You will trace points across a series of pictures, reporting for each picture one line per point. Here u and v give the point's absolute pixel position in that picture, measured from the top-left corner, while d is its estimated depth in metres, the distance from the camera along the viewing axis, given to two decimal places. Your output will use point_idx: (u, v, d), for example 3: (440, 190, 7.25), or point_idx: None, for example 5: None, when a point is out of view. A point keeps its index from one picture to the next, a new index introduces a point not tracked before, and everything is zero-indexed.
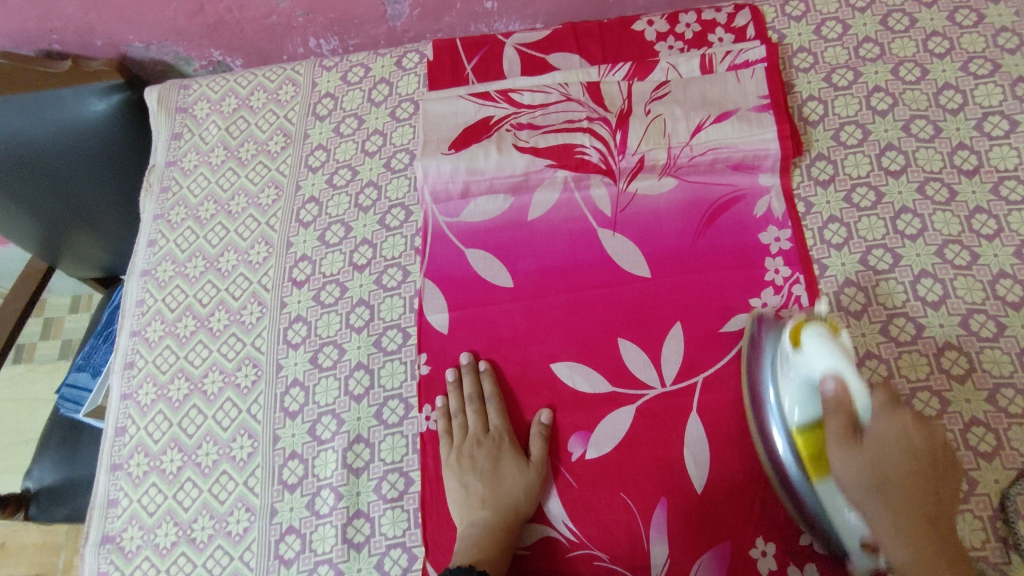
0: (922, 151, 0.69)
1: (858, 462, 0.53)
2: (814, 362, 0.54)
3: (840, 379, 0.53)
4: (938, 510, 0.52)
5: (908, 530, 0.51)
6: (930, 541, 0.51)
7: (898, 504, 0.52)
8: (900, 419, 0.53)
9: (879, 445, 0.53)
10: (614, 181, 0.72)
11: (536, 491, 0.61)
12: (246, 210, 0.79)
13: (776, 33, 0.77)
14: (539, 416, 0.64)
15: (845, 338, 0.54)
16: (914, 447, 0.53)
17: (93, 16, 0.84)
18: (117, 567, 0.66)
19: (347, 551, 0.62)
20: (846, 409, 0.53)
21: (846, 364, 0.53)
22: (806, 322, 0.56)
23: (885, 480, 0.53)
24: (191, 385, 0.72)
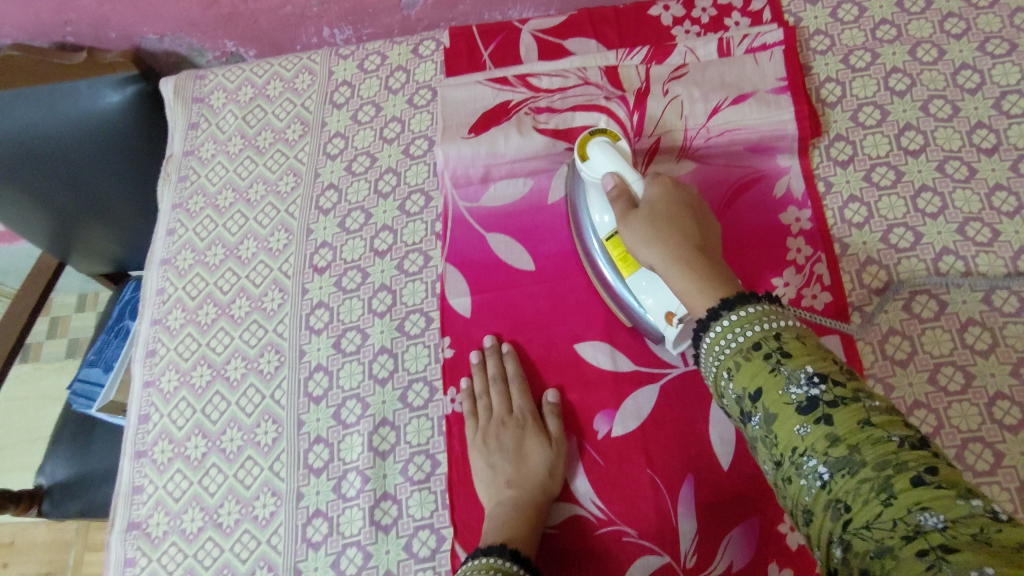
0: (940, 130, 0.69)
1: (637, 221, 0.56)
2: (599, 164, 0.61)
3: (619, 174, 0.59)
4: (706, 241, 0.54)
5: (678, 249, 0.53)
6: (690, 235, 0.53)
7: (672, 221, 0.54)
8: (666, 187, 0.57)
9: (652, 200, 0.56)
10: (632, 163, 0.71)
11: (557, 468, 0.61)
12: (265, 198, 0.79)
13: (792, 16, 0.77)
14: (551, 396, 0.65)
15: (622, 140, 0.62)
16: (677, 201, 0.56)
17: (107, 9, 0.84)
18: (144, 554, 0.66)
19: (375, 533, 0.62)
20: (627, 194, 0.58)
21: (622, 159, 0.60)
22: (594, 135, 0.63)
23: (662, 219, 0.55)
24: (214, 372, 0.72)
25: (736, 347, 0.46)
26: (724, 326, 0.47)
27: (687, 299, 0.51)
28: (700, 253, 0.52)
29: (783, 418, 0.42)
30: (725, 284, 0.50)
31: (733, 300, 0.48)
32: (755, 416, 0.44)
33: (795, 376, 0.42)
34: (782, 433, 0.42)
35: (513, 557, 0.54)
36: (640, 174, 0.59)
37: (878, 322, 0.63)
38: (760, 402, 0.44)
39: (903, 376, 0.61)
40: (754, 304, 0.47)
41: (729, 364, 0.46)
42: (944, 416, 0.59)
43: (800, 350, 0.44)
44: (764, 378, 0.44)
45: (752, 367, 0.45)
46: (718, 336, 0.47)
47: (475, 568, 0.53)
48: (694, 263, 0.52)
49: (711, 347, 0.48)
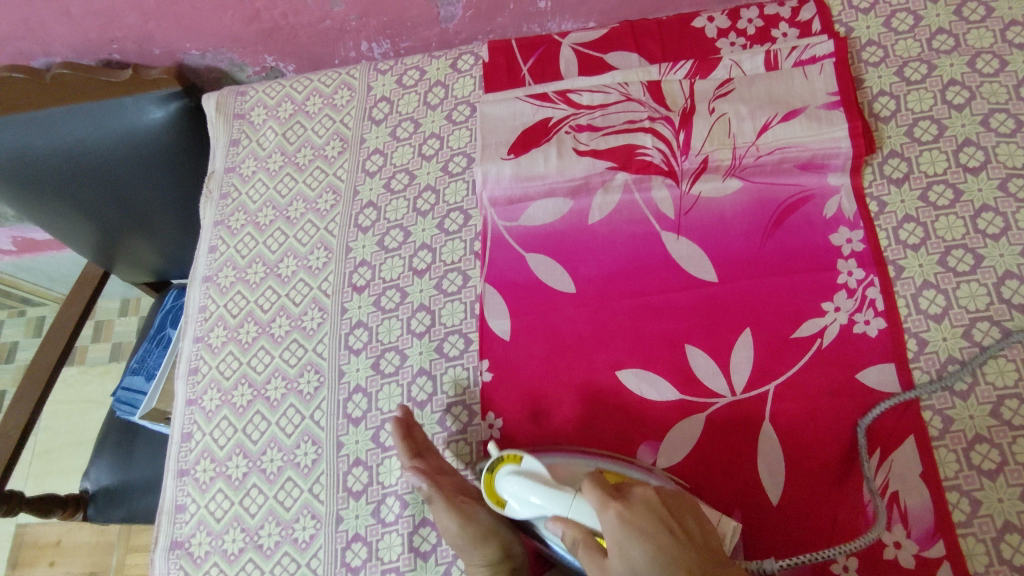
0: (1002, 146, 0.66)
1: (620, 574, 0.50)
2: (529, 496, 0.58)
3: (562, 517, 0.55)
4: (689, 542, 0.50)
5: (676, 564, 0.48)
6: (674, 544, 0.49)
7: (648, 536, 0.49)
8: (598, 480, 0.55)
9: (607, 520, 0.52)
10: (677, 182, 0.70)
11: (463, 548, 0.59)
12: (304, 215, 0.79)
13: (843, 26, 0.74)
14: (416, 481, 0.61)
15: (525, 461, 0.59)
16: (637, 492, 0.53)
17: (152, 26, 0.85)
18: (186, 573, 0.67)
19: (414, 559, 0.62)
20: (564, 497, 0.56)
21: (551, 489, 0.57)
22: (496, 469, 0.61)
23: (625, 513, 0.51)
24: (254, 391, 0.72)
25: None
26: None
27: None
28: (675, 539, 0.49)
29: None
30: (689, 565, 0.48)
31: None
32: None
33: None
34: None
35: None
36: (579, 500, 0.55)
37: (936, 350, 0.61)
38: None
39: (963, 409, 0.58)
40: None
41: None
42: (1007, 452, 0.56)
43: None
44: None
45: None
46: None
47: None
48: (662, 548, 0.49)
49: None
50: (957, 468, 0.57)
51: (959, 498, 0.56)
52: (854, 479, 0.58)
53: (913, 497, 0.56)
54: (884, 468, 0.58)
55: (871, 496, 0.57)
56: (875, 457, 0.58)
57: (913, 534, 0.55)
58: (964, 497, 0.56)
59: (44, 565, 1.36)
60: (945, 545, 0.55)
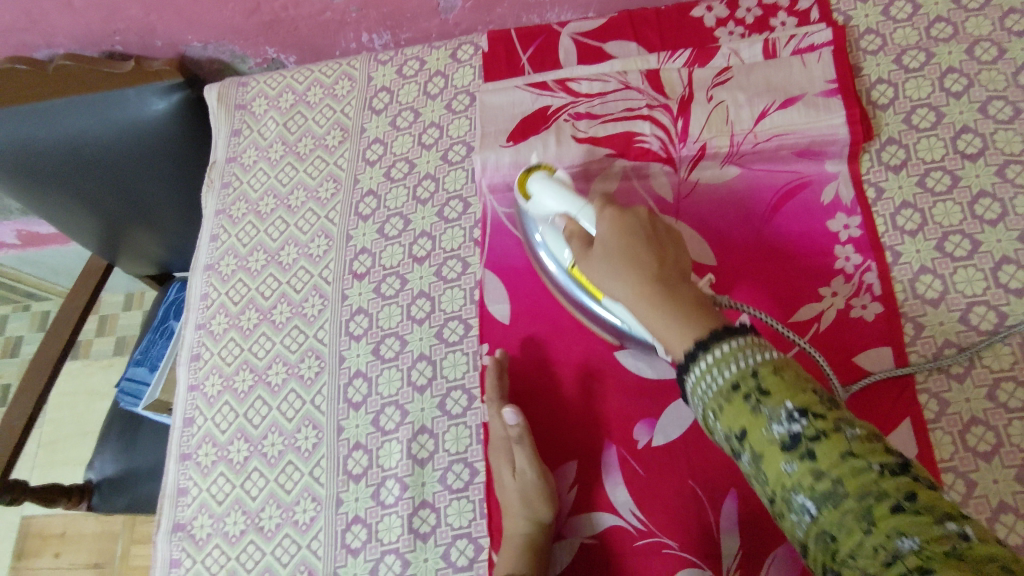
0: (1000, 133, 0.66)
1: (598, 262, 0.52)
2: (546, 202, 0.58)
3: (568, 215, 0.57)
4: (667, 269, 0.49)
5: (639, 282, 0.48)
6: (651, 267, 0.49)
7: (629, 254, 0.49)
8: (612, 217, 0.52)
9: (604, 239, 0.52)
10: (675, 169, 0.71)
11: (531, 499, 0.59)
12: (306, 204, 0.80)
13: (842, 15, 0.75)
14: (511, 417, 0.61)
15: (557, 173, 0.60)
16: (635, 231, 0.51)
17: (154, 18, 0.85)
18: (189, 555, 0.67)
19: (413, 541, 0.62)
20: (580, 235, 0.55)
21: (564, 190, 0.57)
22: (532, 172, 0.61)
23: (618, 256, 0.50)
24: (256, 377, 0.73)
25: (720, 385, 0.41)
26: (706, 355, 0.43)
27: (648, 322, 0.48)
28: (671, 285, 0.48)
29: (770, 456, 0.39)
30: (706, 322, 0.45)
31: (706, 337, 0.43)
32: (744, 455, 0.41)
33: (777, 413, 0.39)
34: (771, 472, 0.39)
35: None
36: (587, 207, 0.55)
37: (932, 334, 0.61)
38: (743, 437, 0.40)
39: (960, 392, 0.59)
40: (719, 336, 0.43)
41: (713, 404, 0.42)
42: (1003, 434, 0.57)
43: (775, 384, 0.39)
44: (745, 418, 0.40)
45: (735, 405, 0.40)
46: (701, 373, 0.43)
47: None
48: (645, 282, 0.48)
49: (696, 380, 0.43)
50: (953, 450, 0.57)
51: (955, 479, 0.56)
52: None
53: None
54: None
55: None
56: None
57: None
58: (960, 479, 0.56)
59: (49, 555, 1.37)
60: None
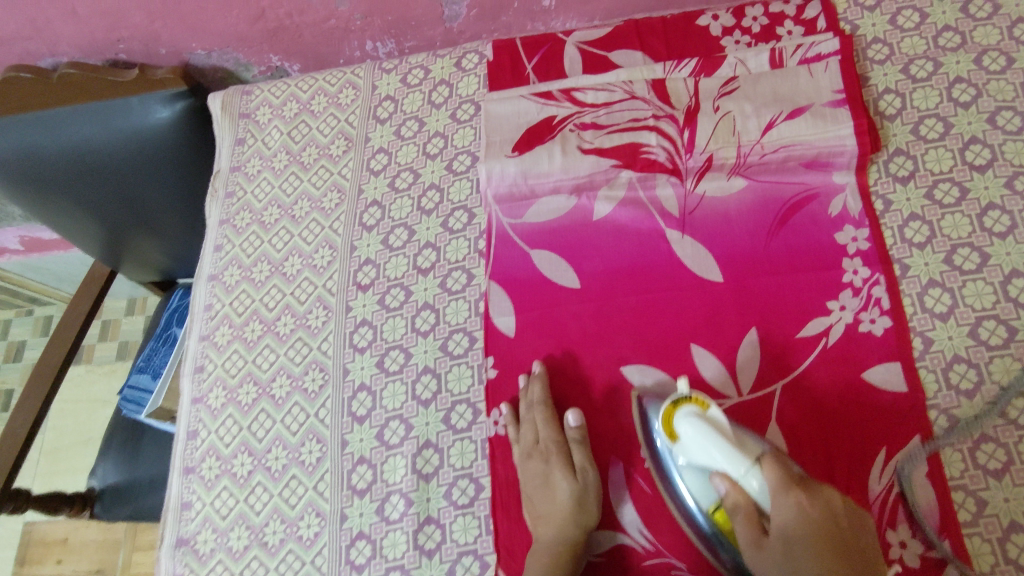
0: (1009, 144, 0.66)
1: (774, 554, 0.48)
2: (700, 450, 0.53)
3: (727, 473, 0.51)
4: (847, 535, 0.47)
5: (832, 567, 0.46)
6: (836, 556, 0.46)
7: (818, 529, 0.47)
8: (785, 474, 0.49)
9: (784, 524, 0.48)
10: (681, 181, 0.70)
11: (585, 499, 0.60)
12: (309, 214, 0.80)
13: (849, 24, 0.74)
14: (573, 419, 0.63)
15: (715, 413, 0.54)
16: (825, 525, 0.47)
17: (158, 26, 0.85)
18: (192, 570, 0.67)
19: (418, 557, 0.62)
20: (746, 508, 0.50)
21: (726, 444, 0.52)
22: (679, 408, 0.56)
23: (806, 548, 0.46)
24: (260, 390, 0.72)
25: None
26: None
27: None
28: None
29: None
30: None
31: None
32: None
33: None
34: None
35: None
36: (755, 470, 0.50)
37: (941, 349, 0.60)
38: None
39: (969, 408, 0.58)
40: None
41: None
42: (1014, 451, 0.56)
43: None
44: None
45: None
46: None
47: None
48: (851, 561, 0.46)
49: None
50: (963, 467, 0.56)
51: (965, 497, 0.56)
52: (860, 477, 0.58)
53: (921, 495, 0.56)
54: (890, 468, 0.57)
55: (877, 495, 0.57)
56: (882, 455, 0.58)
57: (920, 533, 0.55)
58: (970, 497, 0.56)
59: (52, 563, 1.37)
60: (951, 544, 0.54)
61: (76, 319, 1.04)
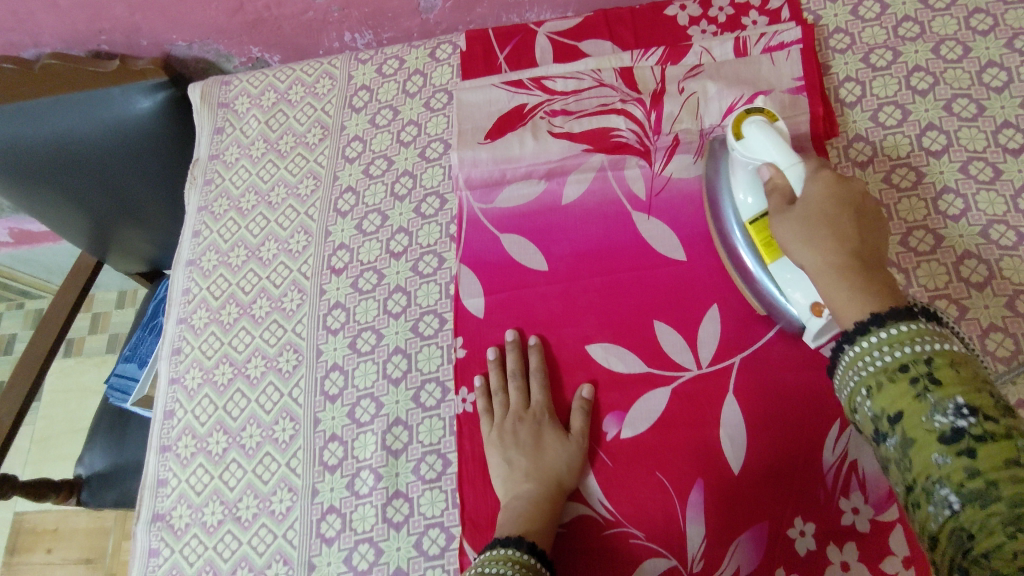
0: (964, 130, 0.67)
1: (791, 222, 0.53)
2: (756, 150, 0.58)
3: (774, 164, 0.57)
4: (868, 242, 0.51)
5: (836, 256, 0.49)
6: (847, 216, 0.51)
7: (831, 226, 0.51)
8: (830, 184, 0.53)
9: (809, 199, 0.53)
10: (650, 163, 0.72)
11: (576, 462, 0.62)
12: (286, 200, 0.81)
13: (812, 14, 0.76)
14: (584, 389, 0.65)
15: (780, 123, 0.60)
16: (841, 200, 0.52)
17: (139, 17, 0.87)
18: (167, 545, 0.69)
19: (387, 530, 0.64)
20: (783, 190, 0.56)
21: (783, 145, 0.57)
22: (749, 115, 0.60)
23: (817, 219, 0.51)
24: (235, 370, 0.74)
25: (878, 367, 0.44)
26: (872, 342, 0.44)
27: (817, 277, 0.50)
28: (866, 266, 0.49)
29: (922, 442, 0.40)
30: (883, 286, 0.47)
31: (887, 312, 0.45)
32: (889, 437, 0.43)
33: (943, 404, 0.40)
34: (919, 458, 0.41)
35: (531, 549, 0.56)
36: (799, 165, 0.56)
37: None
38: (898, 422, 0.42)
39: None
40: (925, 337, 0.43)
41: (868, 382, 0.44)
42: None
43: (951, 377, 0.41)
44: (906, 402, 0.42)
45: (896, 386, 0.42)
46: (860, 353, 0.45)
47: (492, 559, 0.55)
48: (844, 241, 0.50)
49: (850, 364, 0.46)
50: None
51: None
52: (813, 449, 0.59)
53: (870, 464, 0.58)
54: (843, 438, 0.59)
55: (831, 465, 0.58)
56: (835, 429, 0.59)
57: (869, 499, 0.57)
58: None
59: (41, 551, 1.38)
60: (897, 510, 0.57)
61: (64, 308, 1.05)
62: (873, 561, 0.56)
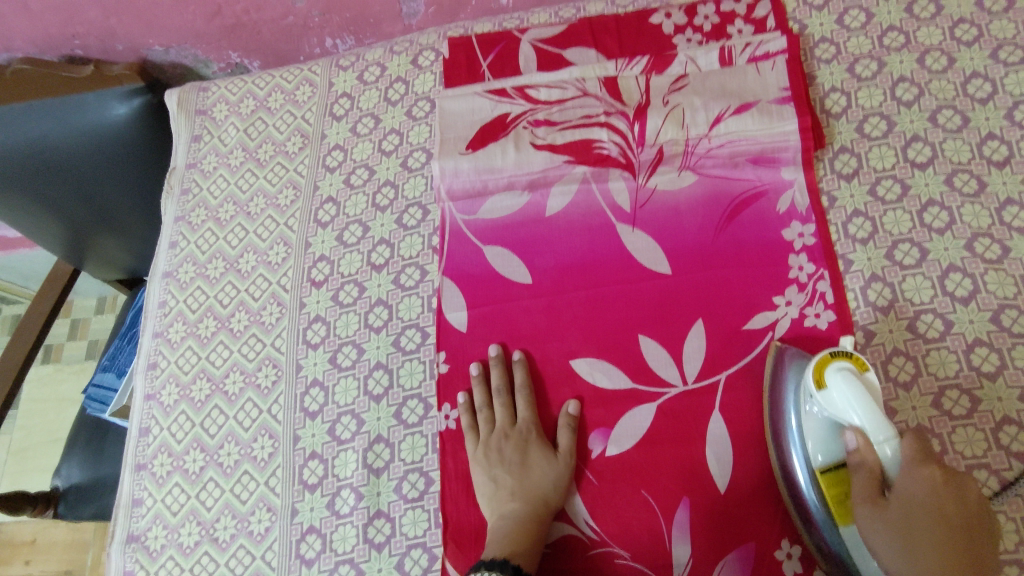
0: (949, 142, 0.67)
1: (886, 530, 0.49)
2: (841, 408, 0.51)
3: (862, 431, 0.50)
4: (971, 552, 0.46)
5: (941, 574, 0.45)
6: (942, 531, 0.47)
7: (933, 539, 0.47)
8: (932, 481, 0.47)
9: (909, 496, 0.48)
10: (635, 175, 0.71)
11: (562, 482, 0.61)
12: (265, 211, 0.80)
13: (797, 23, 0.75)
14: (570, 406, 0.64)
15: (871, 376, 0.52)
16: (946, 512, 0.47)
17: (113, 22, 0.85)
18: (142, 566, 0.67)
19: (368, 550, 0.62)
20: (874, 472, 0.50)
21: (874, 409, 0.50)
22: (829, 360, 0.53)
23: (909, 534, 0.47)
24: (213, 386, 0.72)
25: None
26: None
27: None
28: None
29: None
30: None
31: None
32: None
33: None
34: None
35: (515, 573, 0.54)
36: (893, 443, 0.49)
37: (881, 342, 0.62)
38: None
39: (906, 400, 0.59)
40: None
41: None
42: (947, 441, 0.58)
43: None
44: None
45: None
46: None
47: None
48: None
49: None
50: None
51: None
52: None
53: None
54: None
55: None
56: None
57: None
58: None
59: (18, 564, 1.35)
60: None
61: (38, 319, 1.02)
62: None
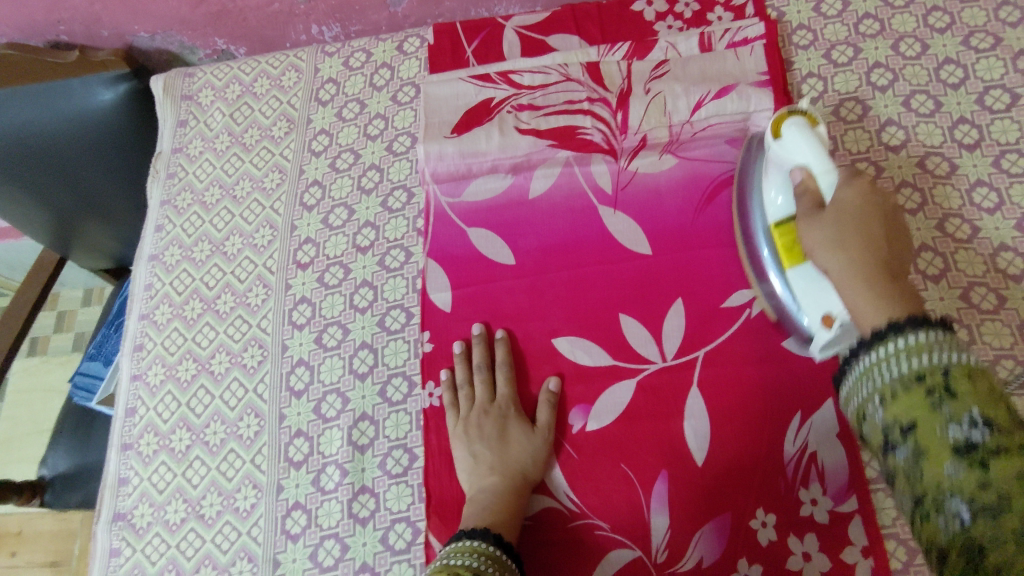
0: (921, 125, 0.69)
1: (821, 225, 0.52)
2: (793, 152, 0.56)
3: (806, 169, 0.55)
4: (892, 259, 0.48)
5: (864, 266, 0.47)
6: (875, 228, 0.49)
7: (861, 229, 0.49)
8: (863, 191, 0.51)
9: (842, 203, 0.51)
10: (616, 158, 0.72)
11: (541, 455, 0.62)
12: (251, 194, 0.80)
13: (775, 10, 0.77)
14: (549, 382, 0.65)
15: (821, 128, 0.57)
16: (872, 208, 0.50)
17: (99, 7, 0.85)
18: (128, 544, 0.68)
19: (352, 525, 0.63)
20: (813, 192, 0.54)
21: (820, 148, 0.55)
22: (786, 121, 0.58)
23: (849, 221, 0.50)
24: (199, 366, 0.73)
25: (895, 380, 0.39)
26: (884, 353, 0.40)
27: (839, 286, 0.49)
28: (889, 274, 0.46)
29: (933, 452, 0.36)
30: (902, 298, 0.44)
31: (905, 320, 0.41)
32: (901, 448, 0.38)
33: (959, 416, 0.36)
34: (932, 470, 0.36)
35: (496, 541, 0.55)
36: (832, 171, 0.54)
37: None
38: (912, 428, 0.37)
39: None
40: (925, 329, 0.40)
41: (883, 389, 0.39)
42: None
43: (966, 385, 0.37)
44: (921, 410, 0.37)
45: (908, 390, 0.38)
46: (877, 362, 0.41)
47: (457, 550, 0.55)
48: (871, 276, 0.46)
49: (867, 371, 0.41)
50: None
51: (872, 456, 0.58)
52: (774, 441, 0.60)
53: (830, 456, 0.59)
54: (804, 430, 0.60)
55: (792, 456, 0.59)
56: (796, 421, 0.60)
57: (829, 491, 0.58)
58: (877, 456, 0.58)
59: (5, 555, 1.35)
60: (857, 500, 0.57)
61: (25, 305, 1.02)
62: (833, 551, 0.56)
